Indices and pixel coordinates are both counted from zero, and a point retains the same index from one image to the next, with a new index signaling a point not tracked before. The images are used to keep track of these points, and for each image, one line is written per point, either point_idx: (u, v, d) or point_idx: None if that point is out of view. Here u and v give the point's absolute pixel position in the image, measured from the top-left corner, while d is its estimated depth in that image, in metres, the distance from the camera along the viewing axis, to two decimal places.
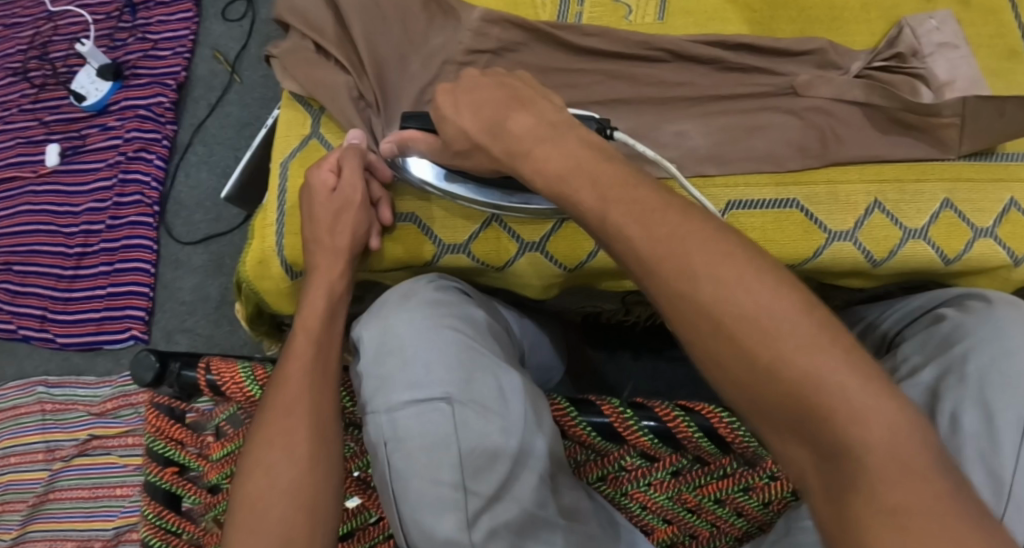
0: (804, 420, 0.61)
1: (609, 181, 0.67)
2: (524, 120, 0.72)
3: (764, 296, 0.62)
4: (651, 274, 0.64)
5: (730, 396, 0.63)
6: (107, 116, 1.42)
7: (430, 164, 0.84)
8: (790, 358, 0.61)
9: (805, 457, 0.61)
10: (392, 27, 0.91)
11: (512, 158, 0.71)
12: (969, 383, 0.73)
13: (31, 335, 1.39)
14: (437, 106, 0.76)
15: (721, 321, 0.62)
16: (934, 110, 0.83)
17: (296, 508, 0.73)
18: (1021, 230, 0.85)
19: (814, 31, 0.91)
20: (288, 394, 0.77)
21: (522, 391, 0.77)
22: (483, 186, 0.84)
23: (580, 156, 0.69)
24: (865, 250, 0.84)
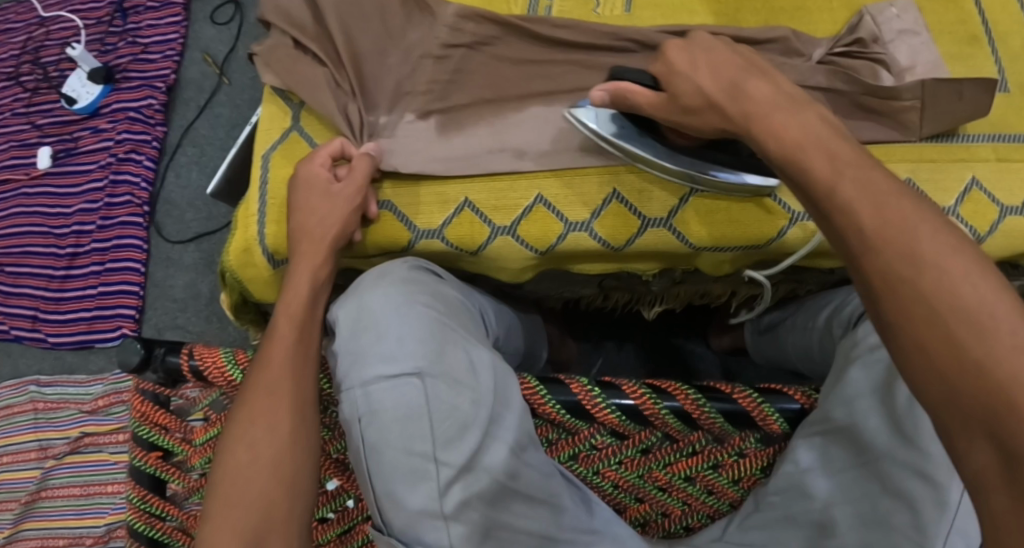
0: (993, 418, 0.60)
1: (844, 157, 0.69)
2: (762, 87, 0.75)
3: (980, 290, 0.63)
4: (879, 254, 0.65)
5: (923, 382, 0.63)
6: (98, 119, 1.45)
7: (623, 122, 0.85)
8: (1000, 357, 0.61)
9: (987, 459, 0.60)
10: (371, 22, 0.93)
11: (748, 122, 0.74)
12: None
13: (23, 335, 1.41)
14: (670, 61, 0.79)
15: (925, 308, 0.63)
16: (894, 93, 0.86)
17: (277, 482, 0.76)
18: (981, 208, 0.87)
19: (780, 21, 0.94)
20: (270, 376, 0.79)
21: (491, 365, 0.80)
22: (673, 151, 0.85)
23: (816, 129, 0.72)
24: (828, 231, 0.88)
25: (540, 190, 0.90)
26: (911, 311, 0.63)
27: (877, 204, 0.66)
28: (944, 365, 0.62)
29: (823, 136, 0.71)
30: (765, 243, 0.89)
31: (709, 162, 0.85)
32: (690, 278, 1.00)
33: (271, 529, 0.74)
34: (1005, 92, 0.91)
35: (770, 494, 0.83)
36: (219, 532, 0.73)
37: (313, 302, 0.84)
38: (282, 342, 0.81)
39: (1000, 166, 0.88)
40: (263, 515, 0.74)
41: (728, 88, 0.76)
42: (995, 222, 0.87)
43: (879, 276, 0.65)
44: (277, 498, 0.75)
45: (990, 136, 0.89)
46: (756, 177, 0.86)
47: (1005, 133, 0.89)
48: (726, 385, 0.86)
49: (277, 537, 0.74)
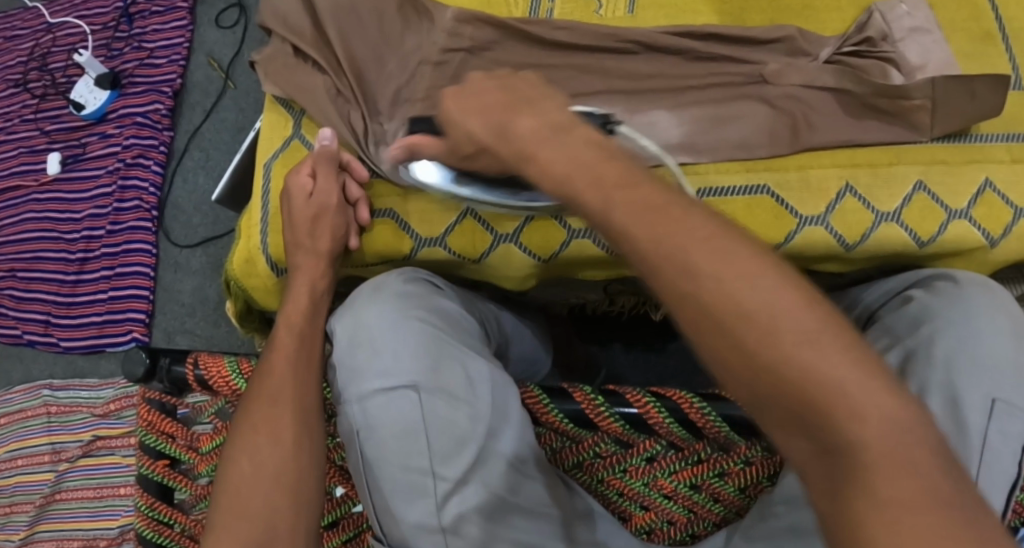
0: (803, 417, 0.57)
1: (612, 180, 0.62)
2: (528, 120, 0.66)
3: (763, 286, 0.58)
4: (654, 265, 0.60)
5: (731, 388, 0.59)
6: (106, 124, 1.44)
7: (437, 166, 0.81)
8: (787, 352, 0.57)
9: (807, 455, 0.58)
10: (369, 27, 0.92)
11: (520, 162, 0.66)
12: (933, 364, 0.74)
13: (36, 340, 1.41)
14: (444, 111, 0.71)
15: (702, 317, 0.58)
16: (904, 93, 0.84)
17: (281, 492, 0.74)
18: (996, 211, 0.85)
19: (786, 20, 0.91)
20: (272, 386, 0.79)
21: (491, 378, 0.79)
22: (491, 187, 0.82)
23: (583, 155, 0.63)
24: (837, 234, 0.84)
25: None
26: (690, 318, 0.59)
27: (640, 219, 0.60)
28: (740, 371, 0.58)
29: (596, 160, 0.63)
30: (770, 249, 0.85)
31: (519, 193, 0.82)
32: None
33: (276, 537, 0.72)
34: (1019, 90, 0.89)
35: (776, 505, 0.83)
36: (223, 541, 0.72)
37: (314, 315, 0.86)
38: (284, 354, 0.81)
39: (1013, 166, 0.86)
40: (267, 524, 0.73)
41: (493, 131, 0.67)
42: (1009, 224, 0.85)
43: (661, 286, 0.60)
44: (282, 507, 0.74)
45: (1005, 136, 0.87)
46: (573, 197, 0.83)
47: (1018, 132, 0.87)
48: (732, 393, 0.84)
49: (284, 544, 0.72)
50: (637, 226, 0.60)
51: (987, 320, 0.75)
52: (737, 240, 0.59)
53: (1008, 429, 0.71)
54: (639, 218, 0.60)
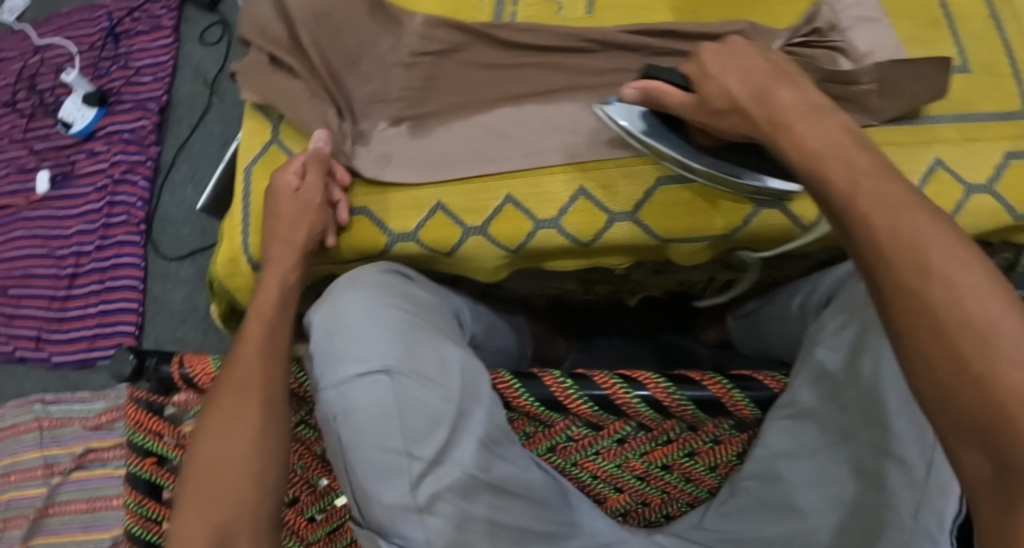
0: (993, 430, 0.63)
1: (864, 166, 0.69)
2: (790, 93, 0.74)
3: (993, 308, 0.64)
4: (891, 262, 0.66)
5: (925, 395, 0.65)
6: (94, 141, 1.48)
7: (645, 116, 0.84)
8: (999, 372, 0.63)
9: (980, 468, 0.64)
10: (343, 35, 0.95)
11: (774, 127, 0.74)
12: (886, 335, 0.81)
13: (29, 356, 1.44)
14: (702, 65, 0.78)
15: (914, 316, 0.65)
16: (852, 78, 0.88)
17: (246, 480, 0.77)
18: (946, 187, 0.90)
19: (742, 15, 0.94)
20: (239, 372, 0.80)
21: (460, 362, 0.82)
22: (703, 153, 0.84)
23: (838, 138, 0.71)
24: (792, 215, 0.88)
25: (508, 190, 0.90)
26: (907, 323, 0.66)
27: (899, 217, 0.67)
28: (942, 376, 0.64)
29: (846, 144, 0.71)
30: (729, 232, 0.89)
31: (750, 169, 0.84)
32: (675, 270, 1.01)
33: (241, 525, 0.75)
34: (966, 73, 0.94)
35: (746, 480, 0.86)
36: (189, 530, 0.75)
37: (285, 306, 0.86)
38: (253, 341, 0.82)
39: (963, 145, 0.91)
40: (232, 512, 0.76)
41: (756, 91, 0.75)
42: (961, 201, 0.90)
43: (887, 288, 0.66)
44: (245, 495, 0.76)
45: (954, 116, 0.92)
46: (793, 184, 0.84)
47: (966, 112, 0.93)
48: (697, 373, 0.87)
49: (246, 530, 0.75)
50: (880, 213, 0.67)
51: None
52: (980, 261, 0.66)
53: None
54: (886, 214, 0.67)
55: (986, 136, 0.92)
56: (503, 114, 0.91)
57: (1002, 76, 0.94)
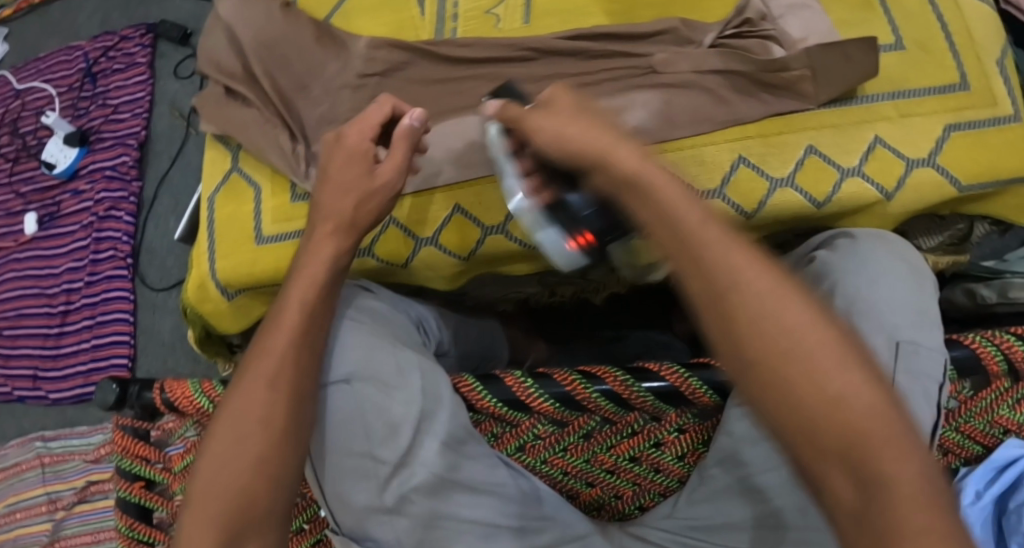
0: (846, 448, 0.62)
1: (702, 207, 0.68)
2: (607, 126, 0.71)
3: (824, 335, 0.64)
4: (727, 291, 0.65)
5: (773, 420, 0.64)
6: (78, 181, 1.50)
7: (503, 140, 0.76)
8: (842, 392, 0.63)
9: (841, 488, 0.63)
10: (291, 61, 0.97)
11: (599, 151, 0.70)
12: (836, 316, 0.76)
13: (27, 395, 1.49)
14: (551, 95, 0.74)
15: (761, 353, 0.64)
16: (783, 65, 0.90)
17: (261, 480, 0.76)
18: (886, 165, 0.91)
19: (674, 13, 0.96)
20: (266, 367, 0.78)
21: (419, 367, 0.83)
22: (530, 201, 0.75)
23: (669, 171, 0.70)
24: (735, 204, 0.90)
25: (456, 201, 0.92)
26: (756, 360, 0.64)
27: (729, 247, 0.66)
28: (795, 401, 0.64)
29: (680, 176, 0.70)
30: None
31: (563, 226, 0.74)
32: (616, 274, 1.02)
33: (251, 524, 0.75)
34: (903, 50, 0.96)
35: (711, 467, 0.84)
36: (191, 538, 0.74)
37: (329, 296, 0.82)
38: (281, 330, 0.80)
39: (901, 122, 0.93)
40: (241, 509, 0.75)
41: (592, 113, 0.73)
42: (902, 176, 0.91)
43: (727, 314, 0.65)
44: (258, 497, 0.76)
45: (891, 95, 0.94)
46: (580, 263, 0.75)
47: (902, 90, 0.94)
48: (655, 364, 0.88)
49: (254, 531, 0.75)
50: (723, 250, 0.66)
51: (883, 268, 0.78)
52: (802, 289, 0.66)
53: (915, 370, 0.74)
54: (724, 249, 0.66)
55: (922, 112, 0.94)
56: (445, 128, 0.92)
57: (936, 52, 0.96)
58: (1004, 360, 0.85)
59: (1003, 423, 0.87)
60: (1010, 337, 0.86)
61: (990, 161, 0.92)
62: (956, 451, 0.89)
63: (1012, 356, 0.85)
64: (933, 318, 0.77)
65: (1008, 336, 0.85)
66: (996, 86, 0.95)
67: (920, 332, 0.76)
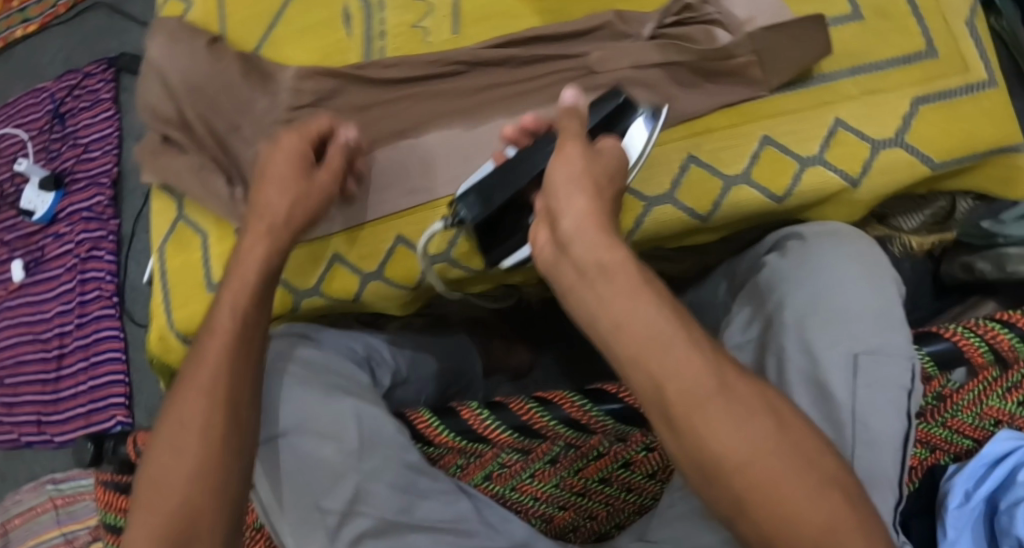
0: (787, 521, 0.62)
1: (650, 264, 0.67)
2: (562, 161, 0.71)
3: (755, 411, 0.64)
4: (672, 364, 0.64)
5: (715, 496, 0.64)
6: (58, 225, 1.49)
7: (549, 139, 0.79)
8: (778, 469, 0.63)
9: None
10: (220, 99, 0.93)
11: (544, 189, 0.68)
12: (785, 330, 0.73)
13: (33, 440, 1.47)
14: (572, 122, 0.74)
15: (742, 455, 0.63)
16: (726, 52, 0.84)
17: (204, 489, 0.71)
18: (848, 149, 0.84)
19: (609, 5, 0.91)
20: (203, 376, 0.73)
21: (359, 412, 0.82)
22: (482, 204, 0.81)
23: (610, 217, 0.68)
24: (688, 209, 0.84)
25: (398, 231, 0.88)
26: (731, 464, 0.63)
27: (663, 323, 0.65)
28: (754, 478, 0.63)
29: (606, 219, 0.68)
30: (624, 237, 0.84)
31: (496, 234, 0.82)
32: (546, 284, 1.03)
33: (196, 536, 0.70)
34: (860, 20, 0.90)
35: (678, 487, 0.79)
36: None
37: (262, 302, 0.78)
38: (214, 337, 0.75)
39: (862, 99, 0.86)
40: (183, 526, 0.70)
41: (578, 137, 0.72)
42: (868, 160, 0.85)
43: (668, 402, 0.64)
44: (202, 509, 0.70)
45: (850, 71, 0.88)
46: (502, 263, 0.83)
47: (863, 64, 0.88)
48: (612, 386, 0.85)
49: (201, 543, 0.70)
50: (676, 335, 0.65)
51: (835, 272, 0.74)
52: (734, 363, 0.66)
53: (877, 377, 0.71)
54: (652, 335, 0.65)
55: (886, 86, 0.87)
56: (383, 156, 0.89)
57: (896, 18, 0.90)
58: (988, 350, 0.81)
59: (994, 414, 0.84)
60: (993, 324, 0.81)
61: (965, 133, 0.87)
62: (943, 447, 0.85)
63: (997, 345, 0.81)
64: (897, 320, 0.73)
65: (992, 325, 0.81)
66: (966, 49, 0.90)
67: (879, 337, 0.72)
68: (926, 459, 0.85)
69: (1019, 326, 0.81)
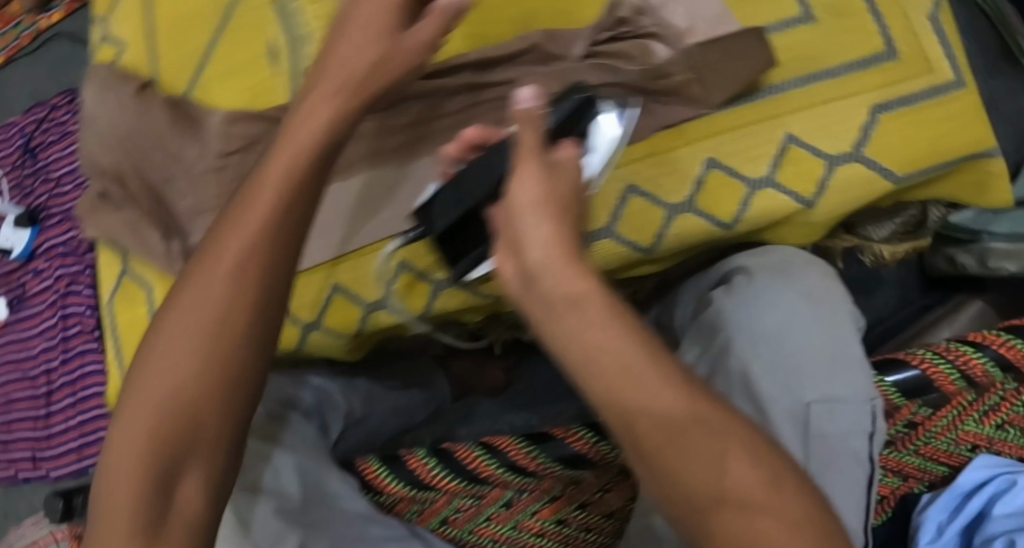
0: None
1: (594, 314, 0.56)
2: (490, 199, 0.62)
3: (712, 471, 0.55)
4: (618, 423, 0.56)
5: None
6: (36, 260, 1.47)
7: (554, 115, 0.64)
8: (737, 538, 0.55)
9: None
10: (156, 150, 0.92)
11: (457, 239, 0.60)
12: (733, 377, 0.71)
13: (30, 476, 1.47)
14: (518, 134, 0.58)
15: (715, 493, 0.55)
16: (662, 71, 0.79)
17: (209, 385, 0.62)
18: (802, 166, 0.79)
19: (535, 24, 0.84)
20: (229, 255, 0.61)
21: (332, 483, 0.81)
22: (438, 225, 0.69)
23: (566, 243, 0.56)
24: (628, 242, 0.79)
25: (335, 279, 0.84)
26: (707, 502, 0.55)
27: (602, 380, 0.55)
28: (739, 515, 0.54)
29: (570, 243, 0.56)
30: None
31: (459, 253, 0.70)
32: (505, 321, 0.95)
33: (195, 444, 0.63)
34: (811, 22, 0.83)
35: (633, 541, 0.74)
36: (121, 458, 0.62)
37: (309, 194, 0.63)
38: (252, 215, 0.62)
39: (816, 112, 0.80)
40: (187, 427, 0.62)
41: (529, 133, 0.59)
42: (823, 178, 0.79)
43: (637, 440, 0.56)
44: (206, 416, 0.62)
45: (803, 79, 0.81)
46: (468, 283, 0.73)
47: (818, 71, 0.81)
48: (560, 429, 0.80)
49: (203, 451, 0.63)
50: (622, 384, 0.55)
51: (784, 309, 0.72)
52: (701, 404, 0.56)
53: (840, 418, 0.68)
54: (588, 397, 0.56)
55: (843, 94, 0.81)
56: None
57: (852, 16, 0.84)
58: (961, 378, 0.76)
59: (971, 439, 0.79)
60: (966, 349, 0.76)
61: (927, 141, 0.81)
62: (917, 475, 0.81)
63: (970, 372, 0.76)
64: (854, 357, 0.71)
65: (963, 349, 0.76)
66: (929, 47, 0.84)
67: (831, 384, 0.69)
68: (899, 487, 0.81)
69: (993, 348, 0.76)
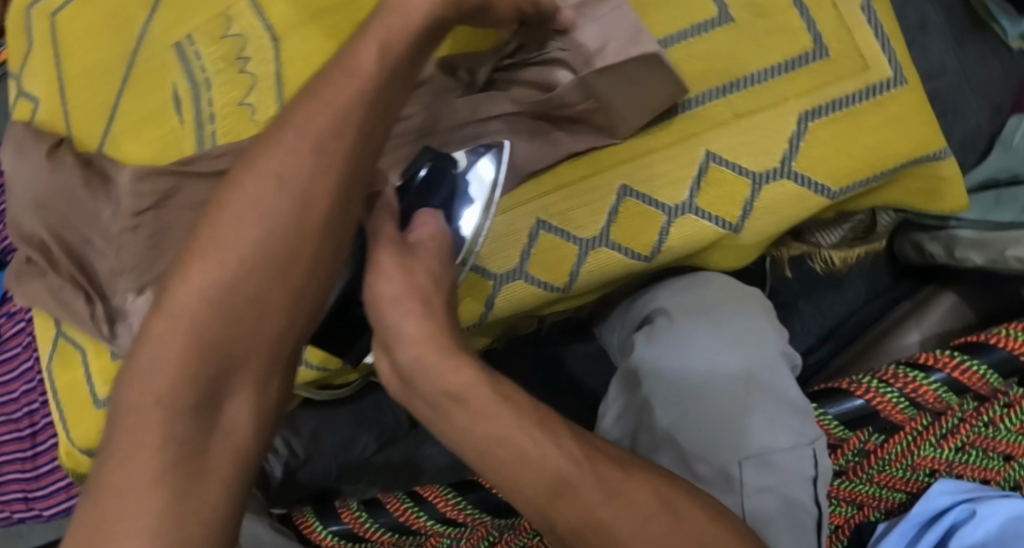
0: None
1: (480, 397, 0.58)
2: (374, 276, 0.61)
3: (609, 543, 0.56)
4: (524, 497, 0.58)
5: None
6: None
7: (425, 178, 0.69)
8: None
9: None
10: (69, 211, 0.88)
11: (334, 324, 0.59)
12: (657, 435, 0.68)
13: None
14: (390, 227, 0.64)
15: None
16: (558, 101, 0.74)
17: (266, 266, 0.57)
18: (724, 188, 0.74)
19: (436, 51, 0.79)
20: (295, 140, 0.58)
21: None
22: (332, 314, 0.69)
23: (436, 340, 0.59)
24: (542, 282, 0.76)
25: None
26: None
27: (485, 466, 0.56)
28: None
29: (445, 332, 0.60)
30: (478, 320, 0.77)
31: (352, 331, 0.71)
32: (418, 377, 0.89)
33: (247, 360, 0.56)
34: (730, 24, 0.78)
35: None
36: (155, 371, 0.55)
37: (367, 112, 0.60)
38: (328, 107, 0.58)
39: (739, 125, 0.75)
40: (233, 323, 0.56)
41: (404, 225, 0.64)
42: (748, 199, 0.74)
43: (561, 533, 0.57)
44: (259, 326, 0.57)
45: (721, 89, 0.76)
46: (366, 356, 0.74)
47: (735, 81, 0.76)
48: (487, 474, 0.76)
49: (252, 374, 0.57)
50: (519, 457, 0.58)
51: (706, 357, 0.69)
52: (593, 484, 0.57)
53: (775, 467, 0.64)
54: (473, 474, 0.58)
55: (766, 104, 0.76)
56: None
57: (776, 14, 0.78)
58: (908, 405, 0.72)
59: (928, 464, 0.72)
60: (913, 374, 0.72)
61: (865, 149, 0.75)
62: (872, 503, 0.73)
63: (918, 399, 0.71)
64: (788, 400, 0.67)
65: (912, 376, 0.72)
66: (863, 41, 0.77)
67: (765, 435, 0.65)
68: (853, 516, 0.73)
69: (945, 371, 0.71)
